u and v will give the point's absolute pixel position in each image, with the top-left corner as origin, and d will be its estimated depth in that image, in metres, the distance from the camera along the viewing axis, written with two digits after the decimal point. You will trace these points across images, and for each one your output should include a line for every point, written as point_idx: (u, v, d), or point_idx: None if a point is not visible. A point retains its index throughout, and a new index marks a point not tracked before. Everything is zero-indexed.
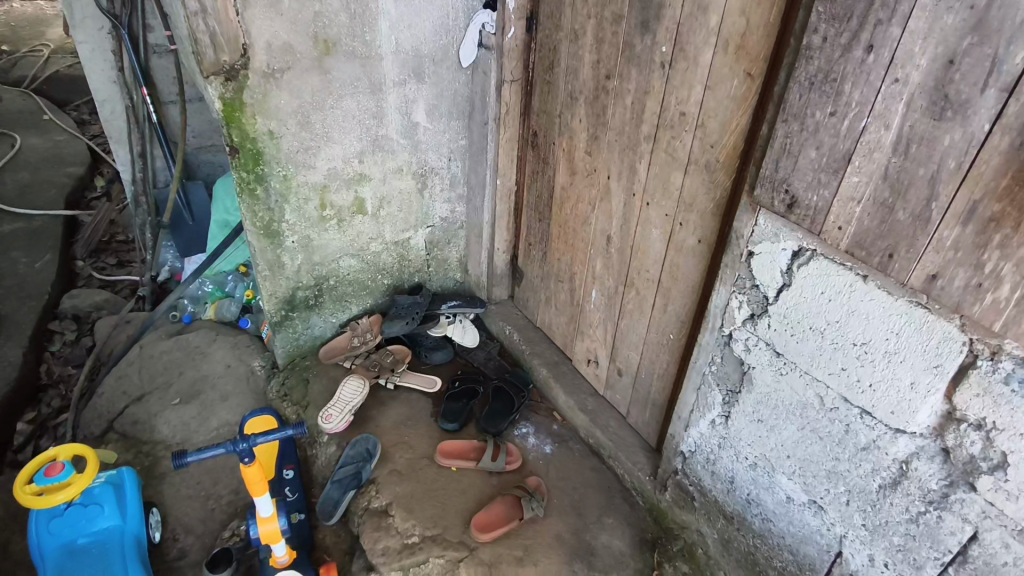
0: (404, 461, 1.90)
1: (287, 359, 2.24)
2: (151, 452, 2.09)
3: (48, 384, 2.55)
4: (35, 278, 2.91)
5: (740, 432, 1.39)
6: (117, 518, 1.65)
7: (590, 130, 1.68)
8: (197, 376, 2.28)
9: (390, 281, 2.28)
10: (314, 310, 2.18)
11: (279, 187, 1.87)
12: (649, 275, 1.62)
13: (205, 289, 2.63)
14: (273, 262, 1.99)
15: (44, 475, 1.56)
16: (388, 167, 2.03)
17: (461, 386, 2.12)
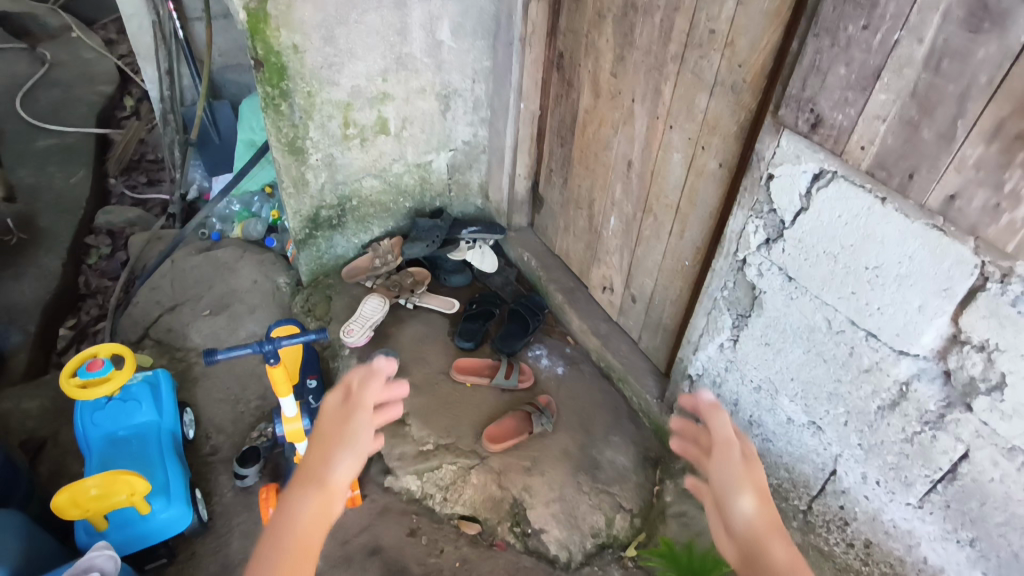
0: (421, 374, 1.99)
1: (310, 277, 2.31)
2: (185, 358, 2.20)
3: (86, 294, 2.68)
4: (71, 195, 3.01)
5: (747, 356, 1.42)
6: (154, 414, 1.78)
7: (617, 51, 1.64)
8: (225, 290, 2.37)
9: (411, 203, 2.31)
10: (337, 229, 2.23)
11: (303, 103, 1.87)
12: (668, 200, 1.61)
13: (233, 208, 2.70)
14: (298, 179, 2.02)
15: (86, 369, 1.67)
16: (411, 87, 2.02)
17: (478, 307, 2.18)
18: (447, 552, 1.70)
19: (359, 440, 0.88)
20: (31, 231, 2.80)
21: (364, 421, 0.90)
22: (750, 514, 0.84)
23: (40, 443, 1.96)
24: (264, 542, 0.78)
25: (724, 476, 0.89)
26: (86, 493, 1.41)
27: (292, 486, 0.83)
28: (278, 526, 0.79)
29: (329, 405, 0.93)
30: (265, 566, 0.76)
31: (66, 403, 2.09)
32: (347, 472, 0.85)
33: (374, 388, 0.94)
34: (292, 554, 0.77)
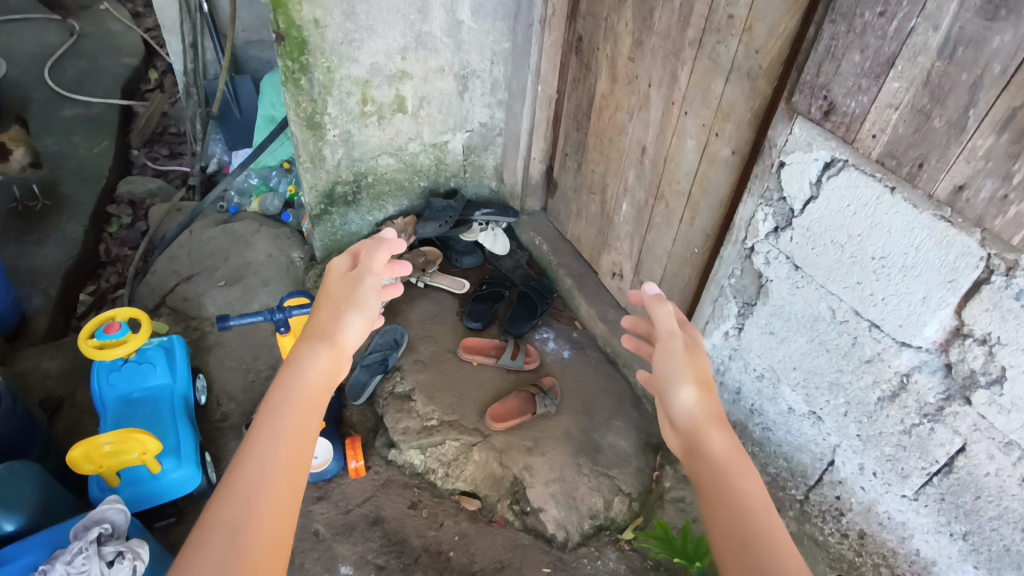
0: (428, 352, 2.03)
1: (324, 252, 2.34)
2: (199, 327, 2.25)
3: (107, 261, 2.75)
4: (94, 164, 3.08)
5: (751, 344, 1.42)
6: (167, 377, 1.82)
7: (635, 35, 1.63)
8: (241, 262, 2.41)
9: (426, 183, 2.33)
10: (352, 206, 2.25)
11: (322, 78, 1.89)
12: (680, 187, 1.61)
13: (251, 182, 2.74)
14: (315, 154, 2.04)
15: (103, 331, 1.72)
16: (430, 66, 2.03)
17: (488, 288, 2.20)
18: (447, 525, 1.74)
19: (368, 304, 0.91)
20: (55, 198, 2.87)
21: (371, 287, 0.93)
22: (691, 403, 0.85)
23: (58, 401, 2.03)
24: (275, 386, 0.80)
25: (667, 365, 0.89)
26: (99, 449, 1.47)
27: (303, 341, 0.86)
28: (287, 373, 0.81)
29: (337, 270, 0.95)
30: (276, 411, 0.78)
31: (84, 365, 2.15)
32: (356, 332, 0.89)
33: (382, 260, 0.96)
34: (301, 402, 0.80)
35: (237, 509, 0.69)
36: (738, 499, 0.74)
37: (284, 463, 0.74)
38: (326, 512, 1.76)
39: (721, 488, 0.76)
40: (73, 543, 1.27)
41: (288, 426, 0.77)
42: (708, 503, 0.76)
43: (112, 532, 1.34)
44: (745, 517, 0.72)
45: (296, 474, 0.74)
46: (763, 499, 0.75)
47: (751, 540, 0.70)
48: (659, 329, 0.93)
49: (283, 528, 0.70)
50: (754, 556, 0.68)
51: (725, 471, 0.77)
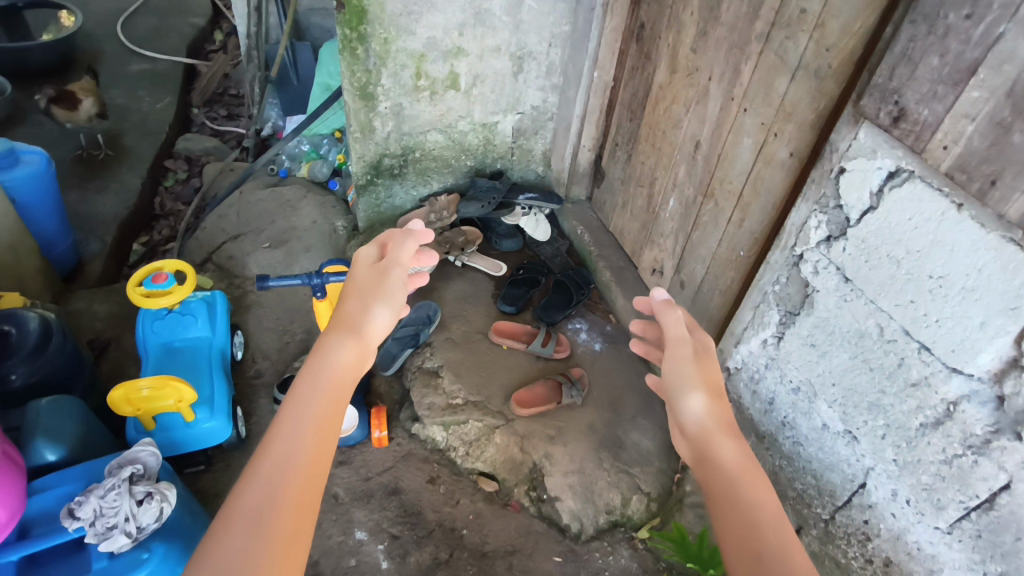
0: (460, 332, 2.04)
1: (367, 223, 2.37)
2: (241, 285, 2.31)
3: (161, 215, 2.85)
4: (156, 119, 3.18)
5: (790, 355, 1.38)
6: (207, 330, 1.88)
7: (700, 25, 1.58)
8: (286, 226, 2.46)
9: (473, 162, 2.32)
10: (398, 179, 2.26)
11: (378, 49, 1.90)
12: (731, 186, 1.56)
13: (302, 148, 2.79)
14: (365, 125, 2.06)
15: (151, 280, 1.78)
16: (487, 44, 2.00)
17: (524, 274, 2.19)
18: (463, 503, 1.76)
19: (394, 294, 0.92)
20: (117, 149, 2.98)
21: (399, 277, 0.94)
22: (702, 413, 0.89)
23: (105, 343, 2.12)
24: (302, 375, 0.81)
25: (678, 373, 0.93)
26: (138, 393, 1.54)
27: (330, 330, 0.86)
28: (315, 361, 0.82)
29: (365, 259, 0.96)
30: (303, 396, 0.79)
31: (131, 311, 2.23)
32: (383, 321, 0.90)
33: (410, 250, 0.98)
34: (327, 391, 0.81)
35: (259, 498, 0.70)
36: (749, 510, 0.77)
37: (308, 453, 0.75)
38: (347, 477, 1.81)
39: (733, 500, 0.79)
40: (108, 479, 1.33)
41: (314, 412, 0.78)
42: (720, 510, 0.80)
43: (144, 472, 1.39)
44: (754, 528, 0.76)
45: (320, 462, 0.75)
46: (774, 506, 0.79)
47: (763, 553, 0.73)
48: (669, 336, 0.97)
49: (303, 514, 0.71)
50: (764, 566, 0.72)
51: (738, 481, 0.81)
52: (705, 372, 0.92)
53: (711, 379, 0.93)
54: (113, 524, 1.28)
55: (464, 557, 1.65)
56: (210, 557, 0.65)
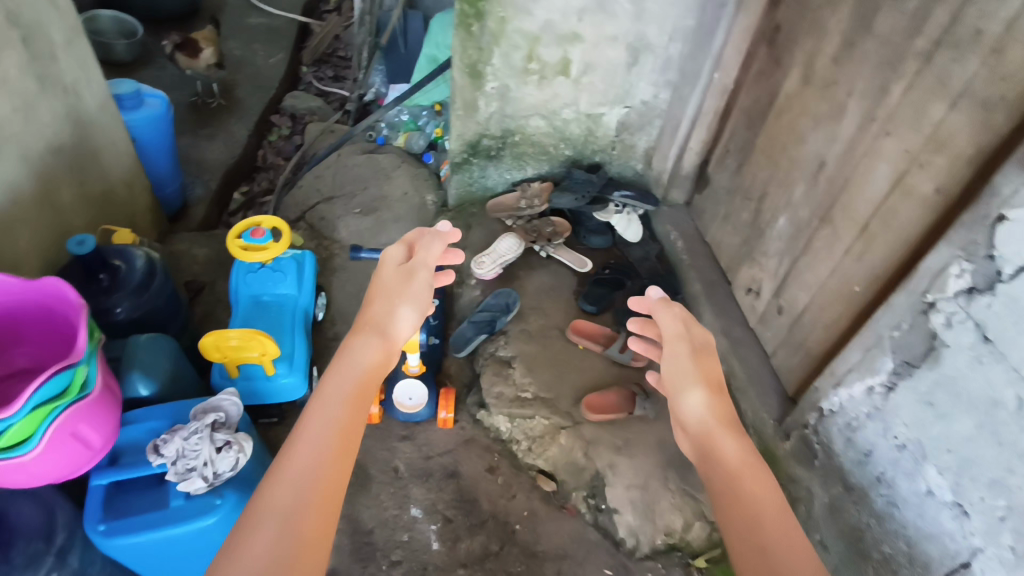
0: (537, 324, 2.00)
1: (457, 202, 2.36)
2: (329, 247, 2.36)
3: (262, 167, 2.96)
4: (268, 74, 3.28)
5: (900, 408, 1.26)
6: (295, 289, 1.93)
7: (847, 34, 1.43)
8: (378, 194, 2.48)
9: (571, 152, 2.25)
10: (493, 161, 2.23)
11: (494, 28, 1.85)
12: (856, 215, 1.42)
13: (402, 117, 2.78)
14: (469, 103, 2.03)
15: (250, 234, 1.83)
16: (604, 32, 1.90)
17: (610, 273, 2.12)
18: (518, 499, 1.77)
19: (418, 292, 1.14)
20: (230, 99, 3.10)
21: (424, 277, 1.16)
22: (702, 408, 1.06)
23: (200, 286, 2.22)
24: (327, 378, 1.00)
25: (679, 369, 1.11)
26: (227, 342, 1.59)
27: (361, 330, 1.07)
28: (344, 363, 1.01)
29: (392, 262, 1.18)
30: (336, 380, 1.00)
31: (226, 259, 2.33)
32: (408, 318, 1.11)
33: (436, 252, 1.20)
34: (351, 390, 0.99)
35: (289, 491, 0.85)
36: (745, 492, 0.94)
37: (333, 445, 0.91)
38: (409, 452, 1.84)
39: (732, 487, 0.95)
40: (192, 422, 1.39)
41: (344, 394, 0.98)
42: (722, 487, 0.97)
43: (225, 421, 1.44)
44: (750, 509, 0.92)
45: (347, 455, 0.92)
46: (765, 489, 0.95)
47: (761, 524, 0.90)
48: (668, 333, 1.16)
49: (333, 497, 0.88)
50: (763, 535, 0.89)
51: (737, 467, 0.98)
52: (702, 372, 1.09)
53: (709, 377, 1.10)
54: (193, 466, 1.33)
55: (514, 552, 1.66)
56: (254, 538, 0.81)
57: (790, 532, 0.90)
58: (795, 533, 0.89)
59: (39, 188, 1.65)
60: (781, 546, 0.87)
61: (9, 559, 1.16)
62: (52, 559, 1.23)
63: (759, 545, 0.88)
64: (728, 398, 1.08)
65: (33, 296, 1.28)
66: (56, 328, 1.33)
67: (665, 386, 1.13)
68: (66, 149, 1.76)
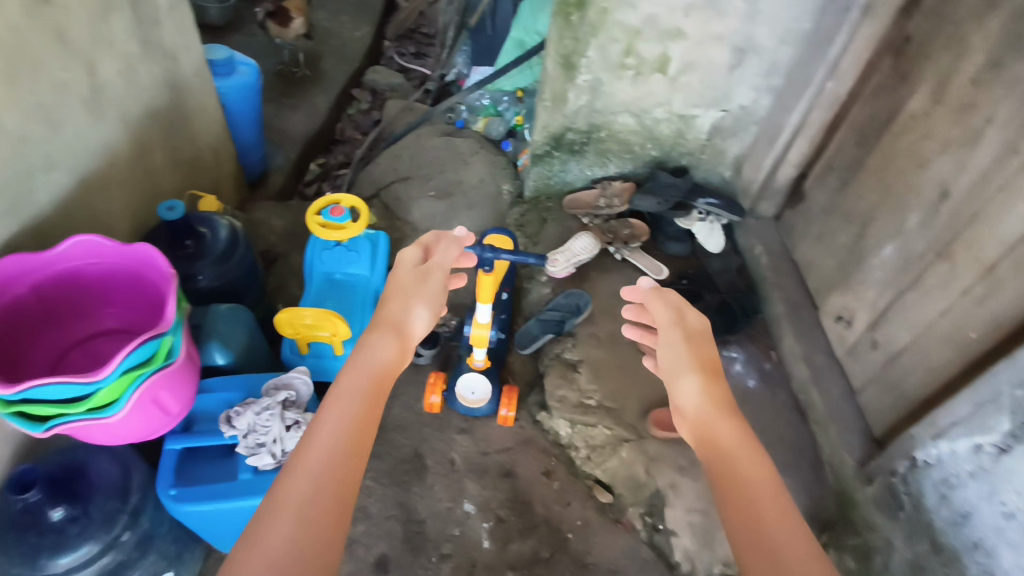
0: (606, 330, 1.95)
1: (533, 194, 2.31)
2: (401, 229, 2.35)
3: (339, 141, 2.98)
4: (353, 46, 3.29)
5: (1012, 474, 1.15)
6: (367, 270, 1.92)
7: (994, 53, 1.29)
8: (453, 178, 2.45)
9: (657, 153, 2.16)
10: (575, 156, 2.17)
11: (594, 19, 1.76)
12: (980, 255, 1.30)
13: (483, 102, 2.73)
14: (558, 95, 1.96)
15: (329, 212, 1.83)
16: (710, 31, 1.79)
17: (688, 284, 2.04)
18: (573, 507, 1.73)
19: (433, 292, 1.10)
20: (314, 70, 3.12)
21: (441, 277, 1.12)
22: (697, 394, 1.00)
23: (275, 257, 2.25)
24: (345, 375, 0.95)
25: (672, 355, 1.05)
26: (302, 320, 1.61)
27: (376, 327, 1.02)
28: (361, 358, 0.97)
29: (408, 262, 1.13)
30: (352, 373, 0.95)
31: (301, 231, 2.36)
32: (423, 319, 1.07)
33: (450, 254, 1.17)
34: (365, 384, 0.95)
35: (305, 491, 0.81)
36: (741, 480, 0.88)
37: (350, 437, 0.88)
38: (466, 446, 1.83)
39: (727, 476, 0.89)
40: (264, 398, 1.41)
41: (358, 388, 0.94)
42: (719, 479, 0.90)
43: (296, 399, 1.46)
44: (745, 498, 0.86)
45: (360, 453, 0.88)
46: (762, 476, 0.89)
47: (759, 514, 0.83)
48: (660, 318, 1.10)
49: (348, 493, 0.84)
50: (759, 524, 0.82)
51: (731, 455, 0.91)
52: (696, 356, 1.03)
53: (705, 359, 1.03)
54: (262, 442, 1.35)
55: (565, 561, 1.63)
56: (265, 537, 0.77)
57: (793, 524, 0.83)
58: (793, 523, 0.83)
59: (135, 150, 1.68)
60: (778, 537, 0.81)
61: (88, 514, 1.22)
62: (126, 518, 1.28)
63: (755, 533, 0.82)
64: (724, 381, 1.02)
65: (124, 262, 1.31)
66: (145, 295, 1.36)
67: (662, 371, 1.07)
68: (162, 114, 1.78)
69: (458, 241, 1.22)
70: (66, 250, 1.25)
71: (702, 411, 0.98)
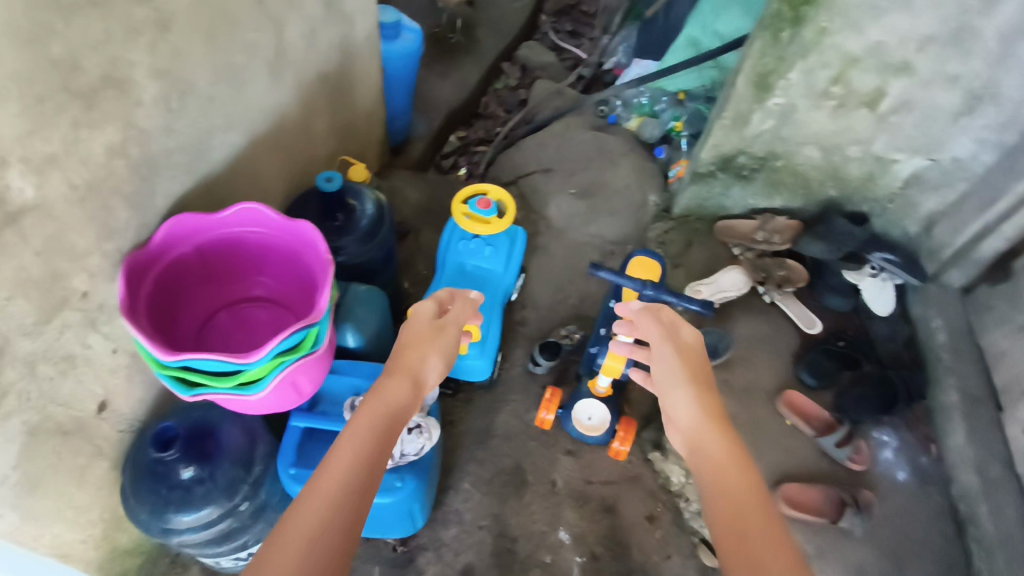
0: (742, 379, 1.78)
1: (683, 212, 2.14)
2: (535, 223, 2.25)
3: (482, 115, 2.89)
4: (511, 17, 3.17)
5: None
6: (500, 269, 1.84)
7: None
8: (597, 177, 2.30)
9: (836, 193, 1.92)
10: (742, 181, 1.98)
11: (808, 39, 1.55)
12: None
13: (640, 99, 2.52)
14: (742, 115, 1.77)
15: (476, 204, 1.75)
16: (945, 71, 1.53)
17: (844, 348, 1.82)
18: (673, 562, 1.62)
19: (445, 348, 1.13)
20: (469, 37, 3.03)
21: (452, 333, 1.16)
22: (689, 407, 1.03)
23: (406, 230, 2.23)
24: (360, 413, 0.99)
25: (665, 370, 1.08)
26: None
27: (388, 372, 1.06)
28: (375, 399, 1.01)
29: (424, 315, 1.17)
30: (364, 411, 0.99)
31: (435, 207, 2.31)
32: (434, 369, 1.10)
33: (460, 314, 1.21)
34: (379, 420, 0.99)
35: (318, 515, 0.85)
36: (727, 488, 0.91)
37: (360, 469, 0.91)
38: (570, 469, 1.74)
39: (715, 483, 0.92)
40: None
41: (368, 423, 0.97)
42: (708, 489, 0.93)
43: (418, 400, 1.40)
44: (734, 505, 0.89)
45: (370, 486, 0.91)
46: (747, 483, 0.92)
47: (744, 524, 0.86)
48: (652, 337, 1.13)
49: (354, 522, 0.87)
50: (747, 534, 0.85)
51: (719, 464, 0.94)
52: (686, 370, 1.06)
53: (694, 372, 1.07)
54: None
55: None
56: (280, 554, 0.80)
57: (773, 532, 0.86)
58: (777, 530, 0.86)
59: (302, 112, 1.67)
60: (763, 540, 0.84)
61: (214, 479, 1.23)
62: (247, 488, 1.29)
63: (741, 535, 0.85)
64: (715, 394, 1.05)
65: (285, 236, 1.31)
66: (298, 269, 1.36)
67: (656, 386, 1.11)
68: (331, 77, 1.75)
69: (472, 302, 1.28)
70: (234, 215, 1.25)
71: (696, 423, 1.01)
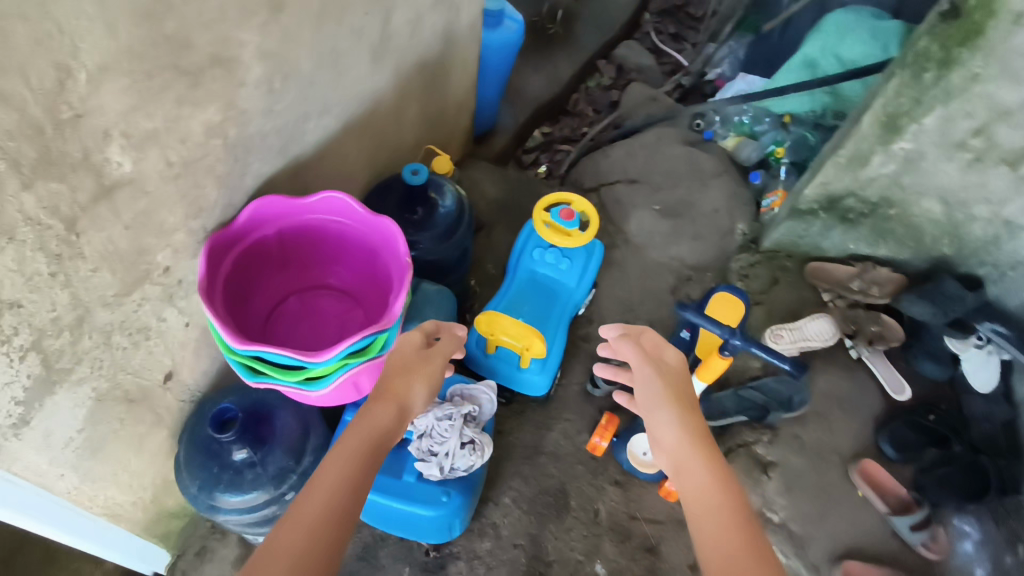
0: (814, 438, 1.66)
1: (773, 247, 2.02)
2: (612, 235, 2.16)
3: (569, 112, 2.78)
4: (614, 13, 3.04)
5: None
6: (573, 282, 1.77)
7: None
8: (685, 197, 2.18)
9: (950, 251, 1.75)
10: (845, 224, 1.83)
11: (954, 84, 1.39)
12: None
13: (740, 117, 2.35)
14: (859, 155, 1.62)
15: (559, 214, 1.69)
16: None
17: (934, 423, 1.66)
18: None
19: (435, 377, 1.06)
20: (567, 30, 2.93)
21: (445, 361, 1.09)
22: (672, 428, 1.01)
23: (479, 225, 2.18)
24: (345, 437, 0.94)
25: (648, 393, 1.05)
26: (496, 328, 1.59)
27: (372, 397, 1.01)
28: (359, 426, 0.95)
29: (412, 344, 1.09)
30: (347, 437, 0.94)
31: (511, 205, 2.25)
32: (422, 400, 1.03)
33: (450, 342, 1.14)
34: (366, 444, 0.94)
35: (301, 542, 0.81)
36: (710, 510, 0.91)
37: (338, 501, 0.87)
38: (615, 501, 1.67)
39: (699, 504, 0.93)
40: (449, 404, 1.34)
41: (350, 450, 0.93)
42: (693, 511, 0.93)
43: (476, 415, 1.36)
44: (718, 527, 0.90)
45: (350, 519, 0.87)
46: (727, 501, 0.92)
47: (730, 548, 0.87)
48: (635, 358, 1.09)
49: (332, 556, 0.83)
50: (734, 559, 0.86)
51: (702, 486, 0.94)
52: (668, 390, 1.04)
53: (677, 393, 1.04)
54: (433, 452, 1.28)
55: None
56: None
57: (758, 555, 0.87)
58: (759, 550, 0.87)
59: (396, 98, 1.62)
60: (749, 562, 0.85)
61: (264, 465, 1.22)
62: (295, 479, 1.26)
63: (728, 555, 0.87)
64: (699, 414, 1.03)
65: (365, 232, 1.27)
66: (373, 265, 1.33)
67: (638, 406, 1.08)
68: (429, 64, 1.70)
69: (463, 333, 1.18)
70: (316, 203, 1.22)
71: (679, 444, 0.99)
